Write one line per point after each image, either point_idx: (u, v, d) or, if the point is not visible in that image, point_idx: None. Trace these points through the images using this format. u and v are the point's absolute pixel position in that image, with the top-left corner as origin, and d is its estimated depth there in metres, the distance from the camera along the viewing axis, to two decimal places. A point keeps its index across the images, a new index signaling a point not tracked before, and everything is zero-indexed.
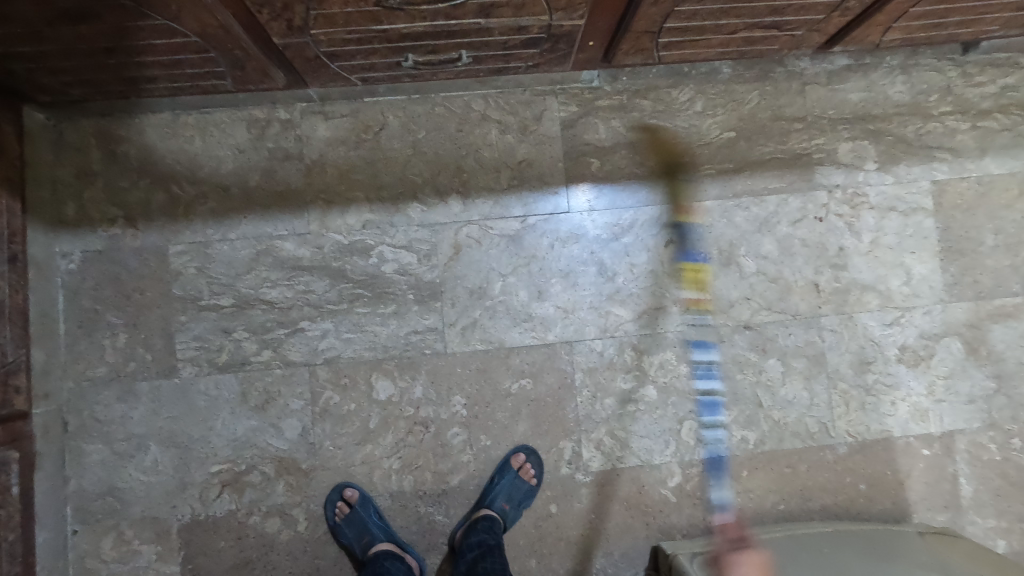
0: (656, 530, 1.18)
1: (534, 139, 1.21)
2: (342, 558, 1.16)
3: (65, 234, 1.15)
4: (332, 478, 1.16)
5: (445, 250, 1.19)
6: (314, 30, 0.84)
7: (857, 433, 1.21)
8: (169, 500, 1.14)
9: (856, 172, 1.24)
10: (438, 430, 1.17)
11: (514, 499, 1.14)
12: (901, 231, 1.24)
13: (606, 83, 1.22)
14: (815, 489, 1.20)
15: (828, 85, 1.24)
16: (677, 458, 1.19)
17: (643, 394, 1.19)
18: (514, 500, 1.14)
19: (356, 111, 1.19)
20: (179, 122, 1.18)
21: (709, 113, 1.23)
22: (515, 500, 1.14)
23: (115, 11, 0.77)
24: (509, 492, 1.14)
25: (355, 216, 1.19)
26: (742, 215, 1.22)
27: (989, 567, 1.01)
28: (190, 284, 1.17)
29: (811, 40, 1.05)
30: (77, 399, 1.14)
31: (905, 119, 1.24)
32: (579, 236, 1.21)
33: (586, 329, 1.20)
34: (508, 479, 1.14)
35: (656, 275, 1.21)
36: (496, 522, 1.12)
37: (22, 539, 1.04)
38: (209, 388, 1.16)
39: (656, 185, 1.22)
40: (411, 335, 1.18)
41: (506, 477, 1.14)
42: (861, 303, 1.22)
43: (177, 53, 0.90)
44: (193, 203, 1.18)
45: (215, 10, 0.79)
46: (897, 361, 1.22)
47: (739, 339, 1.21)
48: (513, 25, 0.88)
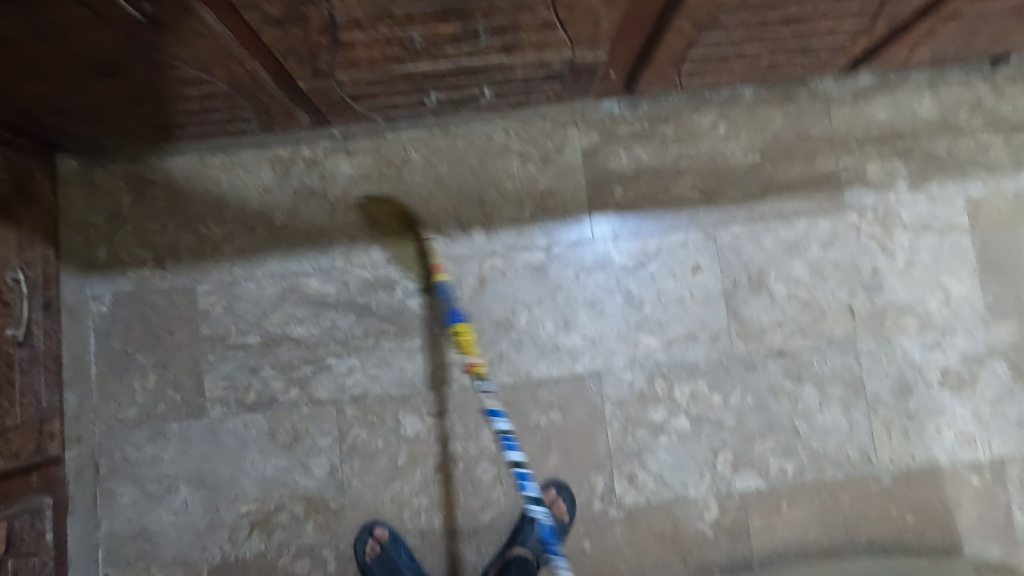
0: (694, 566, 1.14)
1: (555, 169, 1.21)
2: None
3: (97, 276, 1.17)
4: (361, 517, 1.14)
5: (470, 282, 1.19)
6: (340, 74, 0.85)
7: (901, 461, 1.16)
8: (200, 542, 1.14)
9: (887, 192, 1.21)
10: (467, 466, 1.15)
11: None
12: (937, 250, 1.20)
13: (627, 110, 1.21)
14: (860, 521, 1.15)
15: (854, 105, 1.22)
16: (713, 491, 1.16)
17: (676, 425, 1.16)
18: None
19: (378, 147, 1.20)
20: (206, 163, 1.19)
21: (732, 137, 1.21)
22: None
23: (149, 64, 0.78)
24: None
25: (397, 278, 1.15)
26: (770, 239, 1.20)
27: None
28: (218, 323, 1.18)
29: (836, 63, 1.03)
30: (108, 441, 1.15)
31: (936, 135, 1.21)
32: (604, 265, 1.19)
33: (614, 359, 1.18)
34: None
35: (685, 303, 1.19)
36: (530, 563, 1.09)
37: None
38: (238, 427, 1.16)
39: (682, 212, 1.20)
40: (438, 369, 1.17)
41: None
42: (899, 326, 1.19)
43: (206, 100, 0.91)
44: (220, 243, 1.19)
45: (243, 60, 0.80)
46: (939, 385, 1.18)
47: (774, 366, 1.18)
48: (534, 61, 0.88)
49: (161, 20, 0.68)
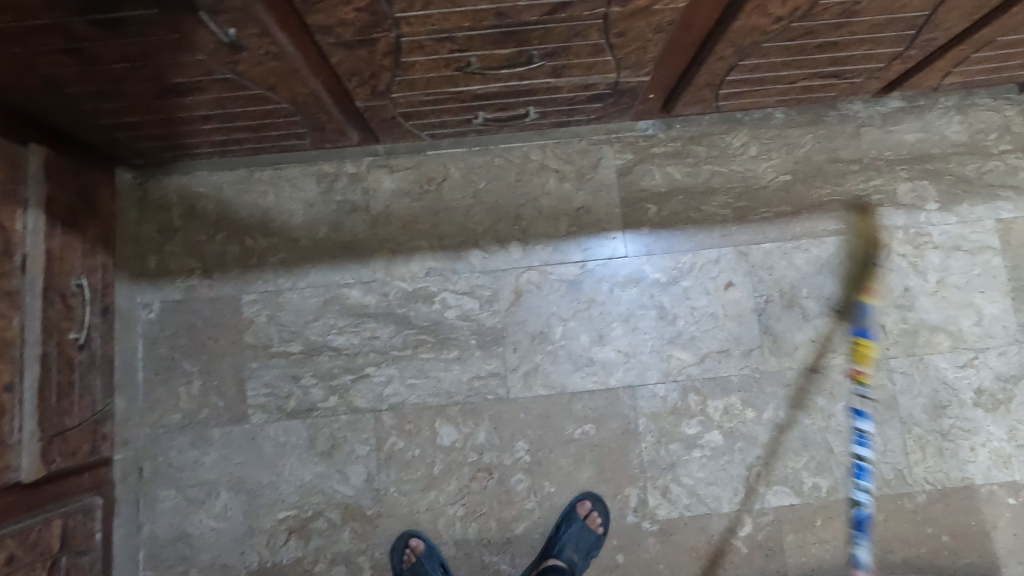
0: None
1: (591, 186, 1.24)
2: None
3: (147, 285, 1.21)
4: (397, 526, 1.16)
5: (506, 296, 1.21)
6: (396, 94, 0.89)
7: (936, 480, 1.16)
8: (238, 547, 1.16)
9: (918, 213, 1.23)
10: (501, 477, 1.17)
11: (582, 549, 1.12)
12: (968, 270, 1.21)
13: (660, 131, 1.25)
14: (895, 540, 1.15)
15: (883, 127, 1.25)
16: (747, 506, 1.16)
17: (709, 440, 1.18)
18: (581, 550, 1.12)
19: (419, 164, 1.24)
20: (254, 178, 1.24)
21: (764, 157, 1.24)
22: (583, 549, 1.12)
23: (221, 84, 0.82)
24: (577, 541, 1.11)
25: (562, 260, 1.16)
26: (802, 257, 1.22)
27: None
28: (261, 332, 1.21)
29: (869, 87, 1.06)
30: (152, 445, 1.18)
31: (965, 158, 1.24)
32: (638, 280, 1.22)
33: (648, 373, 1.19)
34: (575, 527, 1.12)
35: (718, 319, 1.20)
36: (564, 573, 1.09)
37: None
38: (278, 434, 1.18)
39: (714, 230, 1.23)
40: (474, 380, 1.19)
41: (572, 525, 1.12)
42: (931, 344, 1.20)
43: (267, 118, 0.95)
44: (265, 254, 1.22)
45: (308, 80, 0.84)
46: (973, 405, 1.18)
47: (806, 382, 1.19)
48: (581, 83, 0.92)
49: (241, 43, 0.72)
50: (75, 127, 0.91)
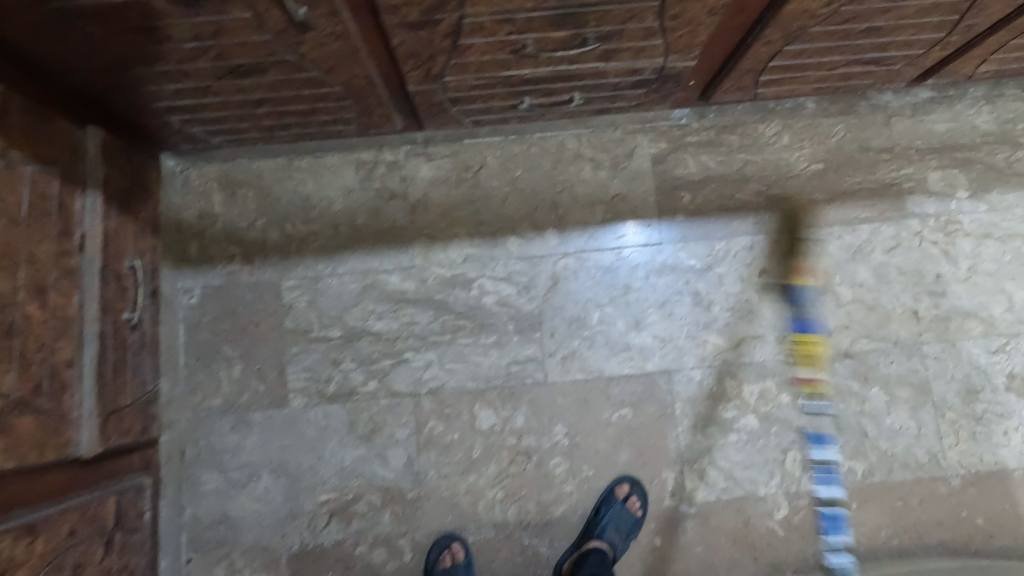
0: (766, 565, 1.16)
1: (626, 175, 1.25)
2: None
3: (188, 270, 1.22)
4: (437, 509, 1.17)
5: (543, 282, 1.23)
6: (448, 78, 0.91)
7: (970, 464, 1.18)
8: (281, 529, 1.17)
9: (949, 201, 1.24)
10: (540, 460, 1.18)
11: (623, 531, 1.13)
12: (999, 257, 1.23)
13: (694, 120, 1.26)
14: (930, 524, 1.16)
15: (914, 117, 1.26)
16: (783, 489, 1.18)
17: (744, 424, 1.19)
18: (622, 531, 1.13)
19: (456, 152, 1.25)
20: (294, 166, 1.25)
21: (796, 146, 1.26)
22: (623, 531, 1.13)
23: (281, 67, 0.83)
24: (618, 524, 1.12)
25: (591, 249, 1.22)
26: (835, 244, 1.24)
27: None
28: (301, 317, 1.22)
29: (905, 74, 1.08)
30: (194, 428, 1.19)
31: (994, 147, 1.25)
32: (673, 267, 1.23)
33: (684, 358, 1.21)
34: (615, 510, 1.13)
35: (752, 304, 1.22)
36: (606, 555, 1.11)
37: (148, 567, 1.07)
38: (318, 418, 1.20)
39: (748, 217, 1.24)
40: (512, 364, 1.21)
41: (613, 508, 1.13)
42: (964, 330, 1.21)
43: (319, 102, 0.96)
44: (305, 241, 1.24)
45: (366, 63, 0.85)
46: (1006, 390, 1.19)
47: (841, 367, 1.20)
48: (628, 68, 0.94)
49: (309, 23, 0.73)
50: (132, 110, 0.92)
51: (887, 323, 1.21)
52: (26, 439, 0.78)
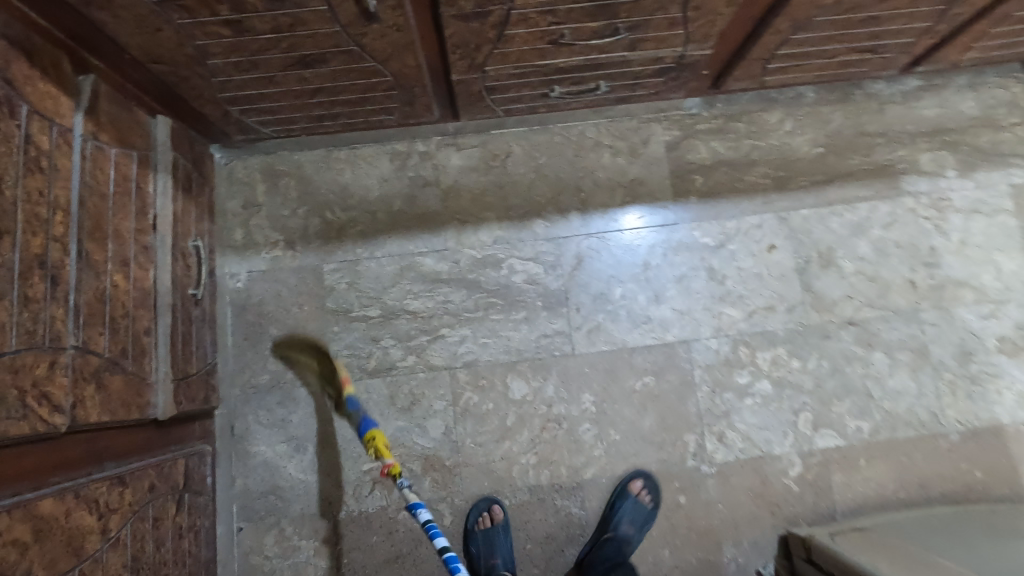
0: (783, 519, 1.24)
1: (643, 160, 1.35)
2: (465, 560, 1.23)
3: (234, 256, 1.29)
4: (475, 475, 1.25)
5: (569, 261, 1.31)
6: (489, 67, 1.00)
7: (967, 420, 1.27)
8: (327, 498, 1.24)
9: (940, 180, 1.35)
10: (570, 427, 1.26)
11: (637, 522, 1.20)
12: (987, 230, 1.34)
13: (704, 109, 1.36)
14: (933, 477, 1.25)
15: (905, 104, 1.37)
16: (796, 449, 1.26)
17: (759, 388, 1.28)
18: (638, 523, 1.20)
19: (485, 142, 1.34)
20: (332, 157, 1.32)
21: (798, 132, 1.36)
22: (638, 524, 1.20)
23: (343, 57, 0.92)
24: (632, 516, 1.20)
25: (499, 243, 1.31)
26: (837, 221, 1.33)
27: None
28: (342, 298, 1.29)
29: (897, 62, 1.19)
30: (243, 404, 1.26)
31: (979, 130, 1.36)
32: (687, 245, 1.32)
33: (701, 329, 1.30)
34: (629, 503, 1.20)
35: (763, 278, 1.31)
36: (623, 545, 1.18)
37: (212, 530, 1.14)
38: (360, 392, 1.27)
39: (756, 198, 1.34)
40: (541, 338, 1.29)
41: (628, 501, 1.20)
42: (957, 298, 1.31)
43: (369, 92, 1.05)
44: (344, 227, 1.31)
45: (418, 52, 0.94)
46: (997, 351, 1.29)
47: (846, 335, 1.30)
48: (651, 57, 1.03)
49: (377, 15, 0.82)
50: (198, 99, 1.00)
51: (888, 293, 1.31)
52: (117, 396, 0.85)
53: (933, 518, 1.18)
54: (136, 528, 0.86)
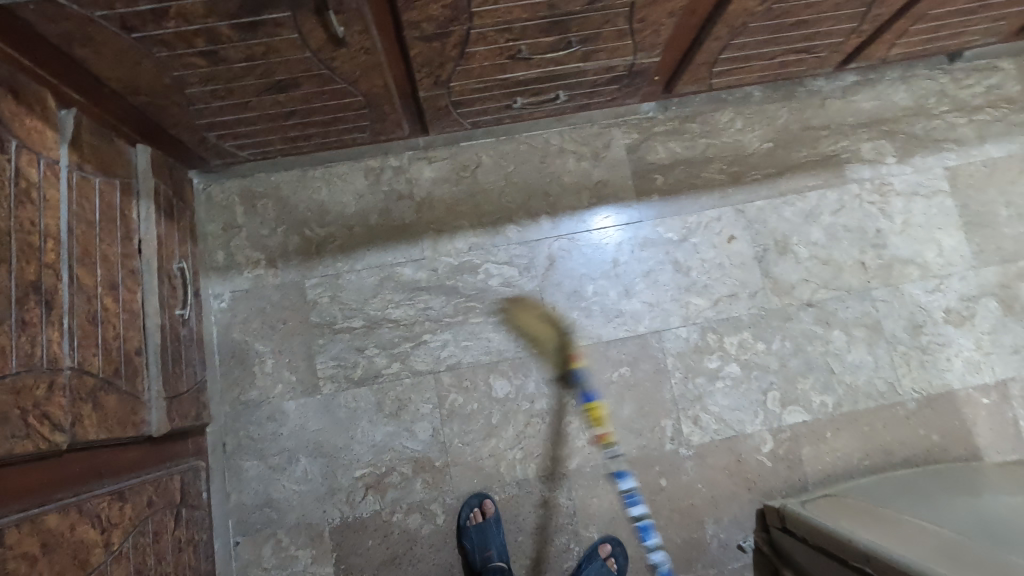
0: (759, 494, 1.31)
1: (606, 164, 1.42)
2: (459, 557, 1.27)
3: (216, 277, 1.33)
4: (464, 473, 1.29)
5: (542, 263, 1.38)
6: (454, 83, 1.06)
7: (922, 388, 1.36)
8: (321, 506, 1.27)
9: (881, 166, 1.45)
10: (552, 420, 1.32)
11: None
12: (927, 210, 1.44)
13: (659, 112, 1.44)
14: (894, 443, 1.34)
15: (844, 98, 1.47)
16: (767, 426, 1.34)
17: (728, 371, 1.35)
18: None
19: (455, 154, 1.40)
20: (308, 176, 1.37)
21: (748, 130, 1.45)
22: None
23: (314, 80, 0.97)
24: None
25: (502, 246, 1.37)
26: (790, 210, 1.42)
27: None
28: (325, 311, 1.34)
29: (831, 60, 1.28)
30: (233, 421, 1.28)
31: (912, 119, 1.47)
32: (653, 241, 1.40)
33: (671, 319, 1.37)
34: (594, 566, 1.24)
35: (725, 267, 1.39)
36: None
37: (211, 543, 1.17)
38: (349, 401, 1.31)
39: (713, 193, 1.42)
40: (520, 337, 1.35)
41: (593, 564, 1.25)
42: (904, 275, 1.41)
43: (341, 111, 1.10)
44: (324, 242, 1.36)
45: (385, 72, 1.00)
46: (944, 322, 1.39)
47: (805, 315, 1.38)
48: (604, 66, 1.11)
49: (344, 39, 0.88)
50: (176, 127, 1.05)
51: (842, 274, 1.40)
52: (113, 414, 0.88)
53: (893, 480, 1.26)
54: (138, 541, 0.89)
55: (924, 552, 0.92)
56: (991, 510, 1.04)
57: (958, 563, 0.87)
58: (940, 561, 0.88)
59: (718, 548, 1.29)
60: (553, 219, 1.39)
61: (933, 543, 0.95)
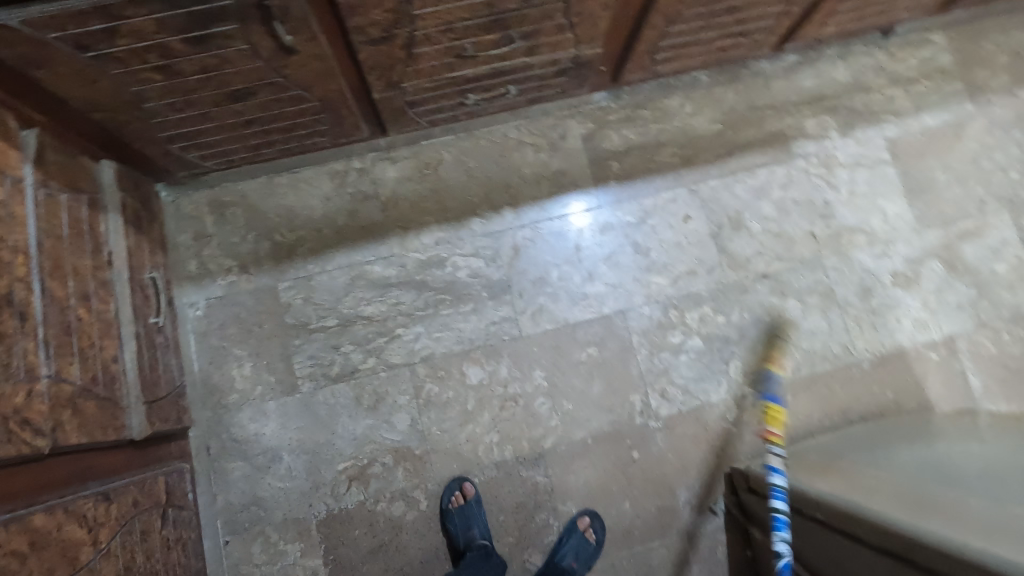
0: (726, 459, 1.38)
1: (563, 154, 1.47)
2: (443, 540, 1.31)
3: (190, 286, 1.36)
4: (444, 460, 1.34)
5: (507, 252, 1.43)
6: (405, 84, 1.11)
7: (874, 348, 1.43)
8: (307, 501, 1.31)
9: (825, 141, 1.52)
10: (526, 403, 1.37)
11: (581, 558, 1.29)
12: (871, 180, 1.51)
13: (612, 101, 1.50)
14: (851, 402, 1.41)
15: (787, 78, 1.54)
16: (731, 394, 1.40)
17: (692, 344, 1.41)
18: (581, 559, 1.29)
19: (417, 153, 1.45)
20: (274, 183, 1.41)
21: (698, 113, 1.51)
22: (582, 559, 1.29)
23: (269, 88, 1.01)
24: (576, 551, 1.29)
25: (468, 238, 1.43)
26: (741, 187, 1.49)
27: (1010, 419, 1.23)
28: (299, 312, 1.37)
29: (768, 42, 1.35)
30: (216, 424, 1.32)
31: (852, 94, 1.54)
32: (613, 225, 1.45)
33: (634, 299, 1.43)
34: (574, 539, 1.30)
35: (683, 245, 1.46)
36: None
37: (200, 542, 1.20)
38: (328, 398, 1.35)
39: (668, 175, 1.48)
40: (490, 325, 1.40)
41: (573, 537, 1.30)
42: (853, 243, 1.48)
43: (299, 117, 1.14)
44: (294, 246, 1.39)
45: (337, 77, 1.04)
46: (893, 285, 1.46)
47: (761, 287, 1.45)
48: (549, 59, 1.16)
49: (294, 47, 0.92)
50: (139, 141, 1.08)
51: (794, 246, 1.47)
52: (93, 419, 0.91)
53: (851, 435, 1.33)
54: (125, 539, 0.92)
55: (888, 504, 0.95)
56: (955, 457, 1.06)
57: (917, 510, 0.89)
58: (901, 511, 0.90)
59: (691, 513, 1.36)
60: (515, 210, 1.44)
61: (895, 491, 0.99)
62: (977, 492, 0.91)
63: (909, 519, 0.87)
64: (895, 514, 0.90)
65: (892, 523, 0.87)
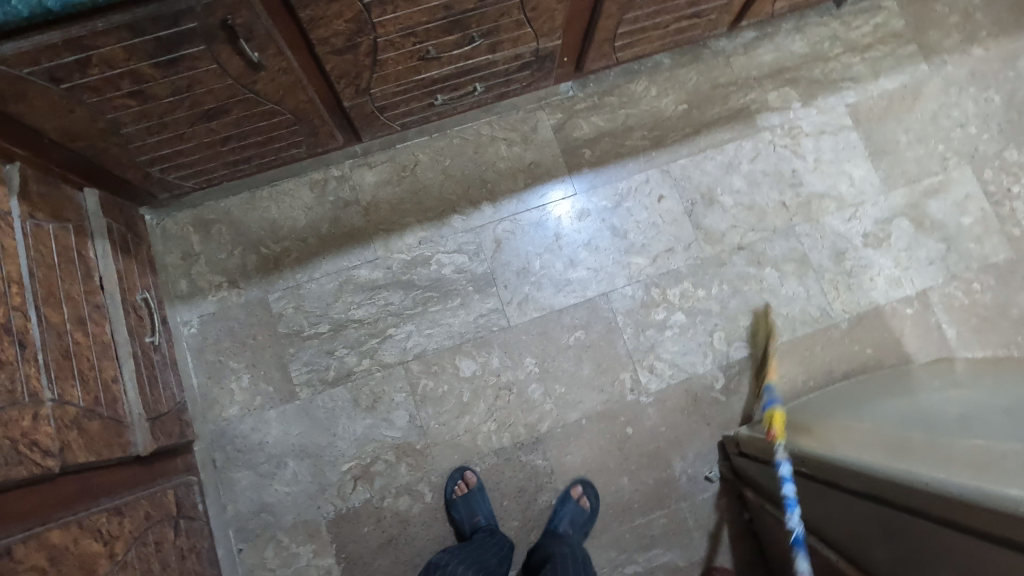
0: (717, 428, 1.42)
1: (536, 146, 1.51)
2: (450, 529, 1.35)
3: (182, 305, 1.39)
4: (444, 452, 1.38)
5: (489, 246, 1.46)
6: (374, 90, 1.14)
7: (851, 308, 1.48)
8: (314, 503, 1.34)
9: (788, 112, 1.56)
10: (520, 390, 1.41)
11: (576, 524, 1.32)
12: (836, 147, 1.56)
13: (578, 90, 1.54)
14: (833, 362, 1.46)
15: (746, 54, 1.58)
16: (717, 364, 1.45)
17: (675, 320, 1.46)
18: (576, 525, 1.32)
19: (393, 157, 1.48)
20: (256, 197, 1.44)
21: (663, 95, 1.55)
22: (577, 525, 1.32)
23: (242, 104, 1.04)
24: (571, 517, 1.33)
25: (450, 236, 1.46)
26: (710, 164, 1.53)
27: (984, 363, 1.28)
28: (292, 321, 1.41)
29: (723, 21, 1.39)
30: (219, 437, 1.35)
31: (811, 65, 1.58)
32: (590, 211, 1.49)
33: (616, 280, 1.47)
34: (568, 506, 1.34)
35: (658, 225, 1.50)
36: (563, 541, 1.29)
37: (214, 551, 1.24)
38: (326, 401, 1.38)
39: (639, 158, 1.52)
40: (479, 318, 1.43)
41: (567, 504, 1.34)
42: (823, 209, 1.52)
43: (273, 130, 1.17)
44: (281, 257, 1.43)
45: (307, 88, 1.07)
46: (865, 246, 1.51)
47: (737, 259, 1.49)
48: (512, 55, 1.20)
49: (261, 63, 0.95)
50: (119, 166, 1.11)
51: (766, 216, 1.51)
52: (98, 437, 0.94)
53: (836, 391, 1.36)
54: (140, 551, 0.95)
55: (865, 445, 0.97)
56: (935, 403, 1.09)
57: (893, 447, 0.92)
58: (875, 450, 0.94)
59: (688, 482, 1.40)
60: (494, 205, 1.48)
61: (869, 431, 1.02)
62: (947, 424, 0.94)
63: (883, 456, 0.90)
64: (872, 454, 0.92)
65: (868, 463, 0.90)
